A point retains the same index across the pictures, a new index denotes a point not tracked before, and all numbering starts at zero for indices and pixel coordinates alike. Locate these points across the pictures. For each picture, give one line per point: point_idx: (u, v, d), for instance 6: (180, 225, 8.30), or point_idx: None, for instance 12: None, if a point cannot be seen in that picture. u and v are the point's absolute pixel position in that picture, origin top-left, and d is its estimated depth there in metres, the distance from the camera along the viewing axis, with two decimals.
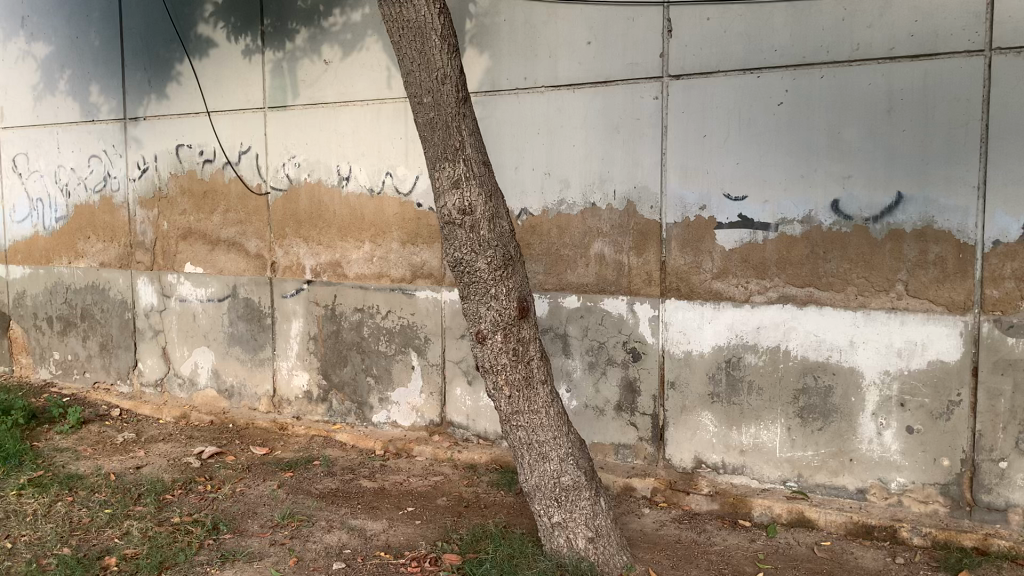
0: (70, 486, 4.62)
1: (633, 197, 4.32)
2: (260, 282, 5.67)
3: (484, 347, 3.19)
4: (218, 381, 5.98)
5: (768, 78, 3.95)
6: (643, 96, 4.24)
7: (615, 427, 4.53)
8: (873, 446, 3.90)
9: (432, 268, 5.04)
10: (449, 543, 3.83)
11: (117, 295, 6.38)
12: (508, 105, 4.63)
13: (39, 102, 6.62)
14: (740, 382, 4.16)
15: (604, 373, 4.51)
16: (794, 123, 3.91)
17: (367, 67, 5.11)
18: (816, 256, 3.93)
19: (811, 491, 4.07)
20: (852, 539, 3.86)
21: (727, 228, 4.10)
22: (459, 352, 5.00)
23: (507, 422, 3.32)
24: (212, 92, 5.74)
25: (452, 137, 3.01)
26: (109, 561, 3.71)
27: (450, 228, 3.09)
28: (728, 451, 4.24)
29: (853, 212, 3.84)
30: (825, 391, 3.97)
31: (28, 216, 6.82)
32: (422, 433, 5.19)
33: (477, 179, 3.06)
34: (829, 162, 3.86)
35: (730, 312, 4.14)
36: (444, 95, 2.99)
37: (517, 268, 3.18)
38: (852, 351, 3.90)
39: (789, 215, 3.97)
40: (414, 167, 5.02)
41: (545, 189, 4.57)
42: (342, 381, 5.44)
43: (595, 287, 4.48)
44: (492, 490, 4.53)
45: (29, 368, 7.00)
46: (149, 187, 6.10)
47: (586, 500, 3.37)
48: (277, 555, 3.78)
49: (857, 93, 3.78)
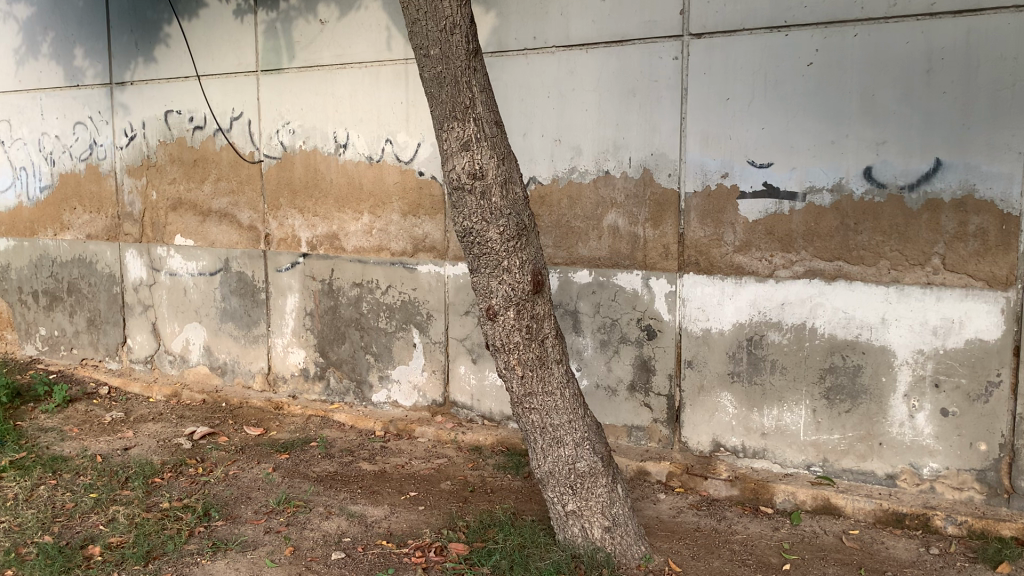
0: (53, 469, 4.38)
1: (650, 164, 4.07)
2: (254, 255, 5.41)
3: (495, 324, 2.95)
4: (210, 358, 5.74)
5: (797, 37, 3.68)
6: (661, 56, 3.97)
7: (628, 409, 4.30)
8: (905, 430, 3.69)
9: (435, 241, 4.78)
10: (455, 531, 3.61)
11: (104, 269, 6.12)
12: (516, 67, 4.36)
13: (21, 67, 6.32)
14: (763, 361, 3.93)
15: (616, 352, 4.28)
16: (824, 85, 3.65)
17: (365, 28, 4.83)
18: (847, 228, 3.69)
19: (836, 476, 3.85)
20: (882, 528, 3.65)
21: (750, 198, 3.86)
22: (463, 330, 4.76)
23: (519, 405, 3.09)
24: (202, 55, 5.45)
25: (461, 94, 2.75)
26: (92, 551, 3.48)
27: (460, 194, 2.85)
28: (749, 434, 4.02)
29: (887, 180, 3.59)
30: (854, 371, 3.75)
31: (12, 187, 6.54)
32: (424, 414, 4.96)
33: (490, 140, 2.80)
34: (862, 126, 3.61)
35: (753, 289, 3.91)
36: (454, 47, 2.72)
37: (532, 239, 2.93)
38: (883, 329, 3.67)
39: (817, 183, 3.72)
40: (416, 134, 4.75)
41: (555, 157, 4.31)
42: (340, 359, 5.21)
43: (608, 260, 4.24)
44: (499, 473, 4.31)
45: (14, 345, 6.75)
46: (137, 155, 5.83)
47: (603, 488, 3.15)
48: (273, 545, 3.55)
49: (894, 52, 3.51)
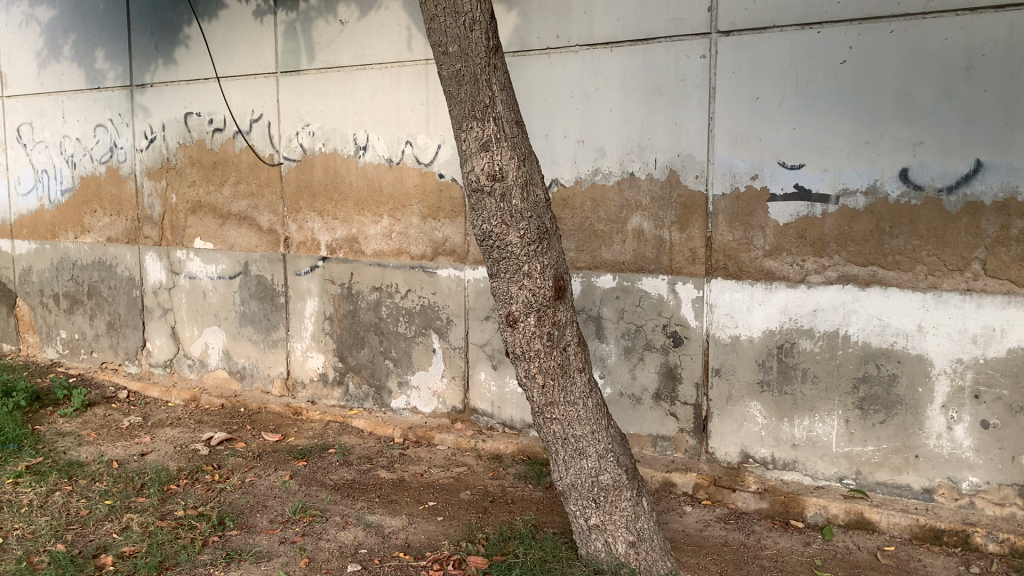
0: (69, 475, 4.34)
1: (676, 166, 3.95)
2: (273, 259, 5.35)
3: (515, 331, 2.85)
4: (229, 362, 5.68)
5: (830, 34, 3.54)
6: (688, 54, 3.85)
7: (653, 418, 4.18)
8: (942, 442, 3.54)
9: (455, 245, 4.69)
10: (474, 543, 3.50)
11: (124, 272, 6.09)
12: (538, 67, 4.25)
13: (43, 70, 6.31)
14: (793, 369, 3.79)
15: (641, 360, 4.16)
16: (859, 84, 3.52)
17: (385, 28, 4.75)
18: (882, 232, 3.55)
19: (870, 489, 3.71)
20: (919, 545, 3.50)
21: (781, 200, 3.73)
22: (484, 335, 4.66)
23: (540, 415, 2.98)
24: (222, 57, 5.40)
25: (481, 92, 2.66)
26: (105, 560, 3.41)
27: (479, 196, 2.75)
28: (779, 445, 3.88)
29: (924, 182, 3.45)
30: (889, 381, 3.60)
31: (34, 189, 6.52)
32: (444, 420, 4.86)
33: (510, 140, 2.70)
34: (898, 126, 3.47)
35: (783, 294, 3.77)
36: (473, 44, 2.63)
37: (554, 243, 2.83)
38: (920, 337, 3.52)
39: (851, 185, 3.58)
40: (436, 136, 4.66)
41: (579, 159, 4.20)
42: (359, 364, 5.12)
43: (632, 265, 4.12)
44: (520, 483, 4.20)
45: (35, 347, 6.75)
46: (156, 157, 5.79)
47: (627, 501, 3.03)
48: (288, 556, 3.46)
49: (932, 50, 3.37)
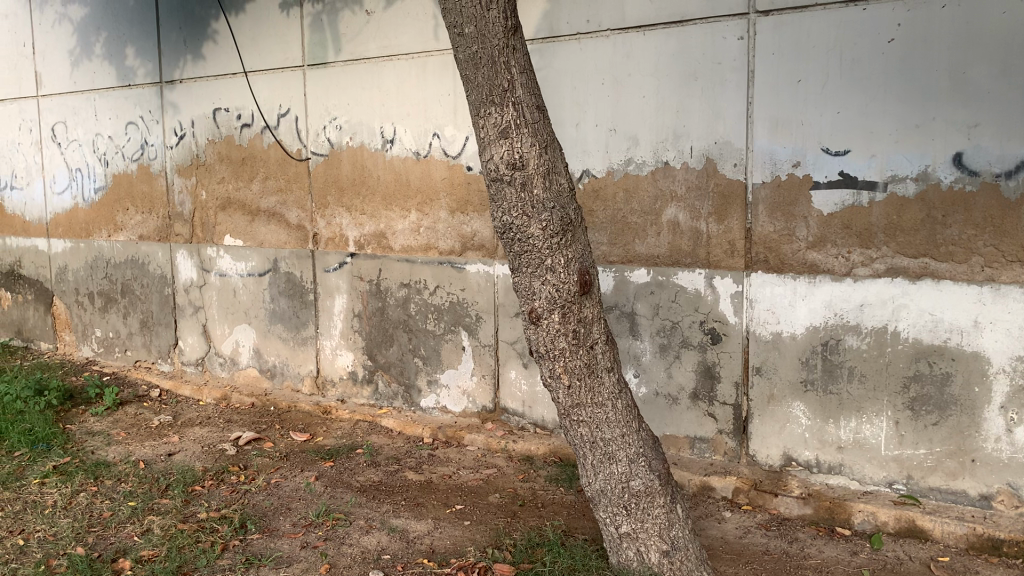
0: (95, 475, 4.29)
1: (713, 153, 3.75)
2: (302, 255, 5.26)
3: (539, 329, 2.69)
4: (259, 361, 5.61)
5: (876, 11, 3.32)
6: (725, 35, 3.65)
7: (690, 419, 3.99)
8: (1001, 446, 3.30)
9: (483, 239, 4.55)
10: (501, 550, 3.36)
11: (156, 269, 6.05)
12: (569, 53, 4.09)
13: (76, 68, 6.31)
14: (839, 368, 3.58)
15: (677, 358, 3.97)
16: (908, 64, 3.29)
17: (411, 17, 4.62)
18: (934, 221, 3.33)
19: (922, 495, 3.48)
20: (975, 555, 3.27)
21: (825, 188, 3.51)
22: (514, 332, 4.51)
23: (566, 417, 2.83)
24: (249, 51, 5.31)
25: (499, 75, 2.51)
26: (123, 564, 3.34)
27: (498, 186, 2.60)
28: (823, 448, 3.67)
29: (981, 167, 3.22)
30: (942, 380, 3.38)
31: (68, 187, 6.53)
32: (474, 420, 4.73)
33: (531, 126, 2.55)
34: (950, 106, 3.24)
35: (828, 288, 3.56)
36: (490, 24, 2.48)
37: (579, 235, 2.67)
38: (976, 333, 3.30)
39: (900, 171, 3.36)
40: (463, 127, 4.51)
41: (611, 148, 4.03)
42: (388, 362, 5.01)
43: (667, 258, 3.93)
44: (551, 486, 4.05)
45: (71, 346, 6.77)
46: (186, 154, 5.74)
47: (661, 508, 2.85)
48: (309, 561, 3.36)
49: (988, 26, 3.14)
